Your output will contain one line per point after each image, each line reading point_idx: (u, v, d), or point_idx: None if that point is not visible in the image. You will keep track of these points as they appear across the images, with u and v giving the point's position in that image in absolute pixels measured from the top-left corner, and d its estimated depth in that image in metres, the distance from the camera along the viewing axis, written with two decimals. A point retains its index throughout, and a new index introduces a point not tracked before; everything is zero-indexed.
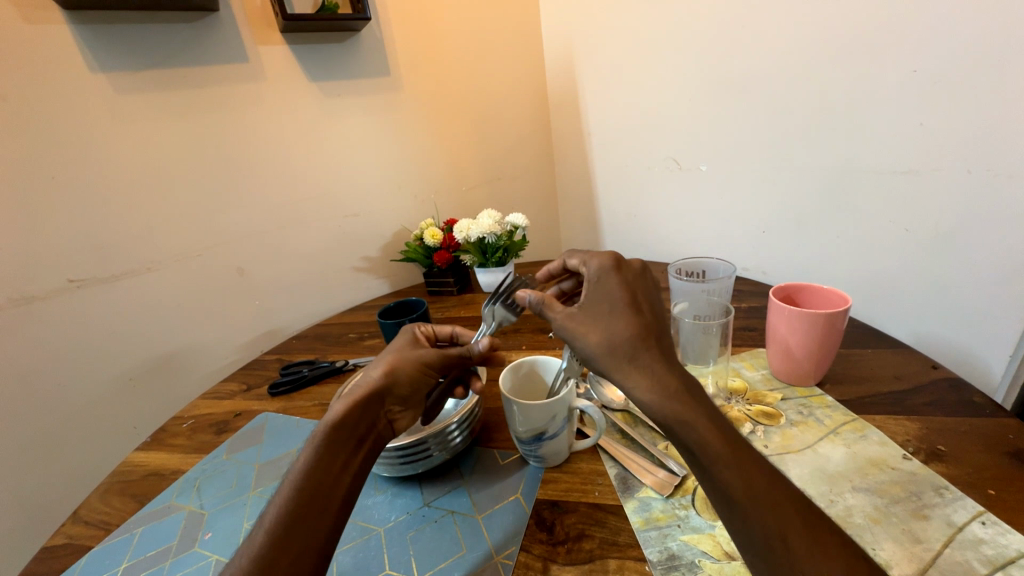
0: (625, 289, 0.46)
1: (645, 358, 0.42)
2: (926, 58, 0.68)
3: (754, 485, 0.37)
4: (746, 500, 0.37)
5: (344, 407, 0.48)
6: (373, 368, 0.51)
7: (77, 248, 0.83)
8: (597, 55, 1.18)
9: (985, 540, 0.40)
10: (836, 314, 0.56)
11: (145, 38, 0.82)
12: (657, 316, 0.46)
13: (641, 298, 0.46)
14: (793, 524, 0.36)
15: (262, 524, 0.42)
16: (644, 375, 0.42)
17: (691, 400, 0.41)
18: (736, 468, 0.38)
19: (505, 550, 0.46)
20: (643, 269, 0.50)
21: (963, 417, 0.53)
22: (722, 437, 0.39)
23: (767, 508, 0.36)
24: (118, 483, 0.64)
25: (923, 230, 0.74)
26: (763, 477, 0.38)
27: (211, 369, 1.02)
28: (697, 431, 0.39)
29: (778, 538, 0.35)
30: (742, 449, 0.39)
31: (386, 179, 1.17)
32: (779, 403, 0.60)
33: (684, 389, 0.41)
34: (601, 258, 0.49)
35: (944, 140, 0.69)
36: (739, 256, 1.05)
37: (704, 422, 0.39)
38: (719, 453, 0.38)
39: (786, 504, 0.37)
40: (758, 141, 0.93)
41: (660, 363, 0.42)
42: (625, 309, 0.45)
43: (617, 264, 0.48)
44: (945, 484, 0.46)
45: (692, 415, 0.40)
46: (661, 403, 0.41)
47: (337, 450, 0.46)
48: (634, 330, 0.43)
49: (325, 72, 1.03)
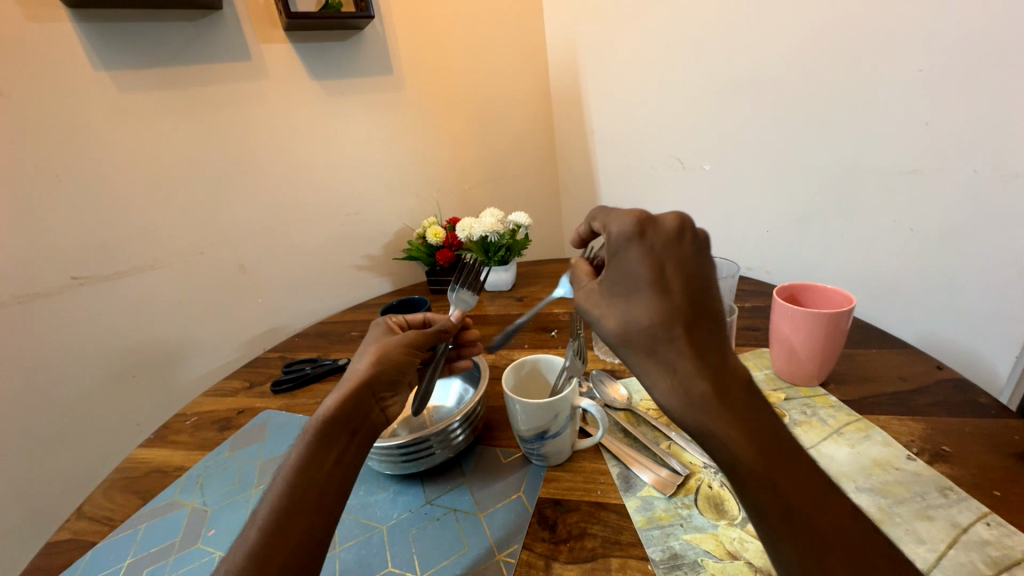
0: (650, 263, 0.37)
1: (670, 355, 0.35)
2: (933, 57, 0.67)
3: (788, 506, 0.32)
4: (781, 521, 0.31)
5: (336, 401, 0.49)
6: (358, 362, 0.53)
7: (81, 246, 0.83)
8: (601, 54, 1.17)
9: (990, 541, 0.40)
10: (840, 314, 0.55)
11: (149, 37, 0.82)
12: (699, 295, 0.37)
13: (670, 272, 0.37)
14: (831, 550, 0.30)
15: (255, 520, 0.42)
16: (664, 375, 0.35)
17: (722, 406, 0.33)
18: (769, 485, 0.32)
19: (507, 548, 0.46)
20: (682, 226, 0.38)
21: (968, 418, 0.53)
22: (755, 448, 0.32)
23: (803, 531, 0.31)
24: (122, 479, 0.64)
25: (928, 230, 0.74)
26: (805, 499, 0.32)
27: (214, 366, 1.03)
28: (725, 444, 0.33)
29: (814, 565, 0.30)
30: (780, 463, 0.32)
31: (389, 177, 1.17)
32: (782, 403, 0.60)
33: (715, 391, 0.34)
34: (620, 221, 0.38)
35: (950, 140, 0.69)
36: (742, 256, 1.05)
37: (731, 429, 0.33)
38: (751, 469, 0.32)
39: (826, 526, 0.31)
40: (761, 140, 0.93)
41: (688, 357, 0.35)
42: (646, 291, 0.36)
43: (641, 228, 0.37)
44: (950, 485, 0.45)
45: (718, 422, 0.33)
46: (682, 408, 0.34)
47: (330, 442, 0.46)
48: (654, 318, 0.36)
49: (328, 70, 1.03)
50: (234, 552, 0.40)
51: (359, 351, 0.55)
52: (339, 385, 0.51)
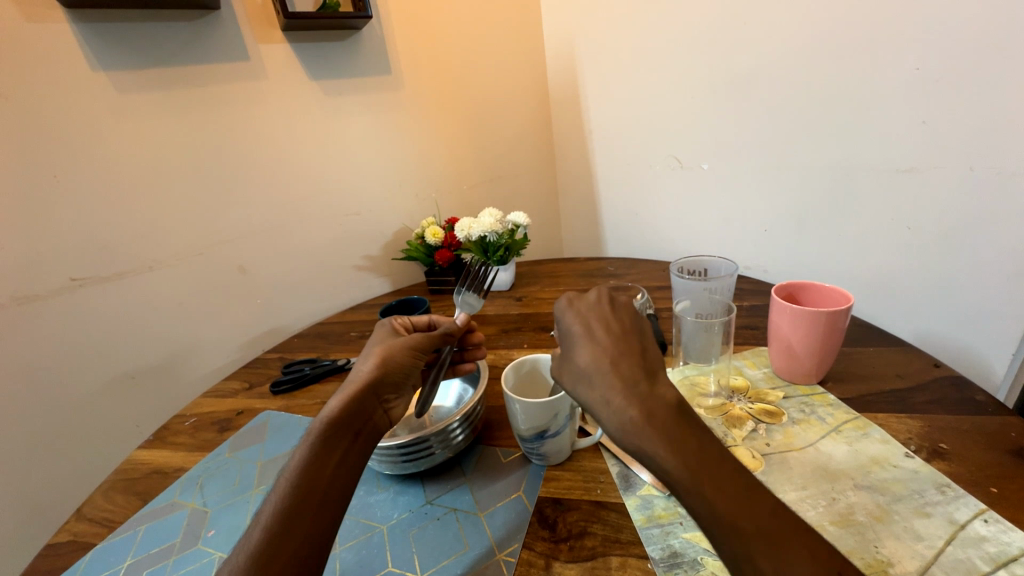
0: (578, 321, 0.43)
1: (602, 386, 0.39)
2: (930, 56, 0.68)
3: (714, 509, 0.33)
4: (713, 525, 0.33)
5: (340, 402, 0.49)
6: (362, 363, 0.53)
7: (79, 247, 0.83)
8: (599, 54, 1.18)
9: (987, 537, 0.40)
10: (838, 313, 0.56)
11: (146, 37, 0.82)
12: (623, 338, 0.42)
13: (595, 324, 0.43)
14: (757, 548, 0.32)
15: (258, 521, 0.42)
16: (605, 407, 0.38)
17: (650, 422, 0.36)
18: (696, 492, 0.34)
19: (507, 547, 0.46)
20: (603, 296, 0.45)
21: (965, 415, 0.53)
22: (678, 459, 0.35)
23: (731, 532, 0.32)
24: (121, 481, 0.64)
25: (926, 228, 0.74)
26: (728, 497, 0.33)
27: (214, 367, 1.03)
28: (655, 454, 0.35)
29: (745, 562, 0.32)
30: (705, 467, 0.35)
31: (387, 177, 1.17)
32: (781, 401, 0.60)
33: (643, 412, 0.37)
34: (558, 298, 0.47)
35: (947, 139, 0.69)
36: (740, 255, 1.06)
37: (657, 444, 0.36)
38: (680, 476, 0.34)
39: (750, 524, 0.32)
40: (760, 140, 0.93)
41: (618, 389, 0.38)
42: (578, 339, 0.42)
43: (570, 300, 0.45)
44: (947, 482, 0.46)
45: (645, 440, 0.36)
46: (621, 434, 0.37)
47: (334, 444, 0.46)
48: (587, 360, 0.40)
49: (326, 70, 1.03)
50: (235, 553, 0.40)
51: (362, 353, 0.55)
52: (343, 386, 0.51)
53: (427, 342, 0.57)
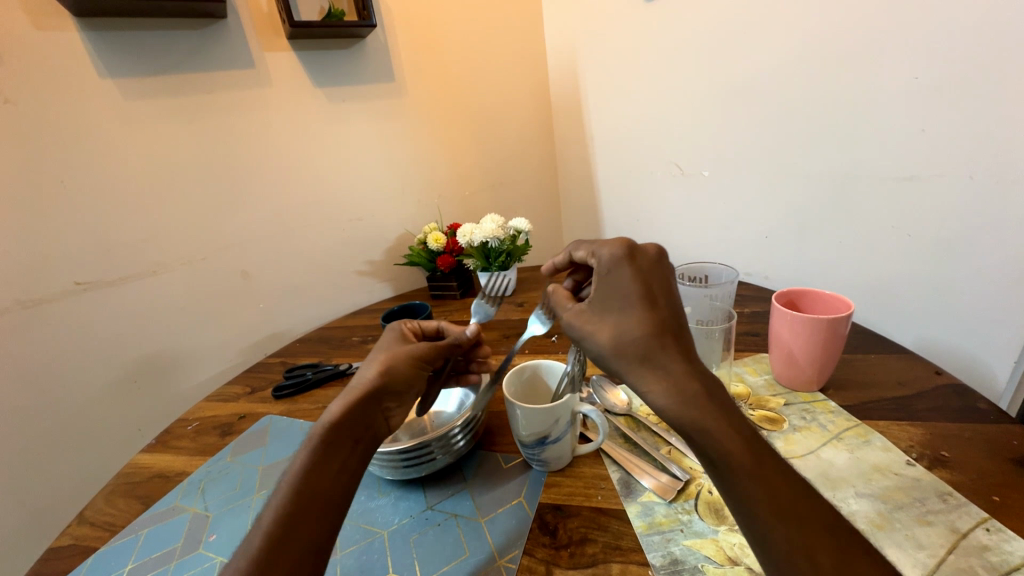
0: (639, 279, 0.43)
1: (662, 359, 0.41)
2: (928, 65, 0.68)
3: (778, 499, 0.36)
4: (772, 516, 0.35)
5: (341, 407, 0.49)
6: (366, 369, 0.53)
7: (84, 251, 0.83)
8: (600, 62, 1.19)
9: (990, 547, 0.40)
10: (838, 320, 0.56)
11: (154, 45, 0.83)
12: (676, 310, 0.44)
13: (654, 291, 0.43)
14: (819, 543, 0.34)
15: (260, 525, 0.42)
16: (662, 380, 0.40)
17: (710, 406, 0.39)
18: (758, 481, 0.36)
19: (507, 553, 0.46)
20: (658, 253, 0.46)
21: (966, 423, 0.53)
22: (745, 445, 0.37)
23: (791, 522, 0.35)
24: (123, 485, 0.65)
25: (927, 235, 0.74)
26: (788, 490, 0.36)
27: (216, 371, 1.03)
28: (717, 439, 0.38)
29: (802, 553, 0.34)
30: (765, 458, 0.38)
31: (390, 183, 1.18)
32: (782, 408, 0.60)
33: (705, 391, 0.40)
34: (611, 247, 0.45)
35: (947, 147, 0.69)
36: (741, 261, 1.06)
37: (723, 428, 0.38)
38: (741, 462, 0.37)
39: (812, 522, 0.35)
40: (760, 147, 0.93)
41: (678, 362, 0.40)
42: (637, 304, 0.43)
43: (629, 253, 0.45)
44: (948, 490, 0.45)
45: (710, 420, 0.38)
46: (678, 408, 0.39)
47: (333, 451, 0.47)
48: (648, 328, 0.41)
49: (330, 78, 1.04)
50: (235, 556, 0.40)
51: (365, 360, 0.55)
52: (344, 392, 0.51)
53: (429, 350, 0.56)
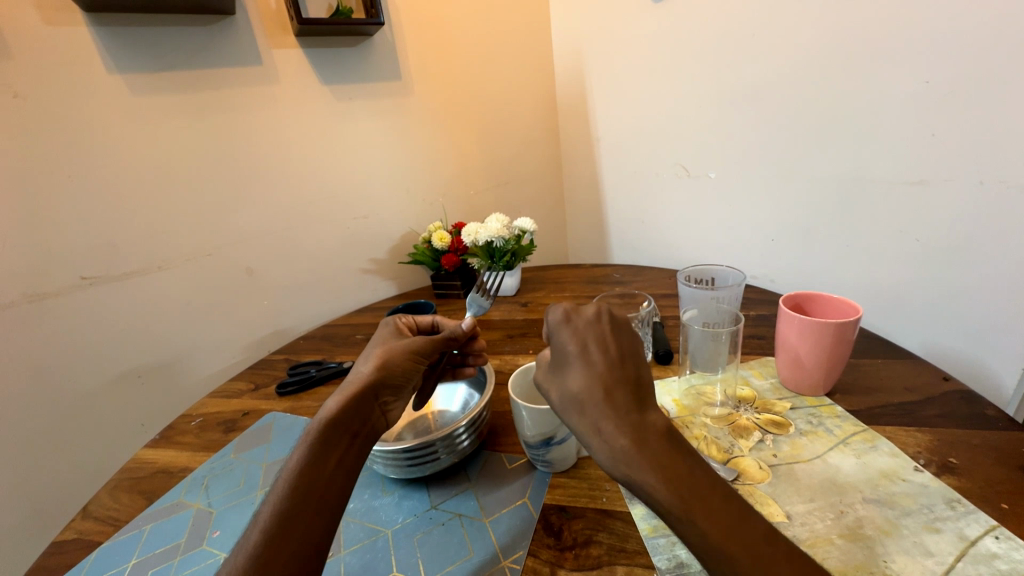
0: (577, 342, 0.40)
1: (594, 415, 0.38)
2: (939, 70, 0.68)
3: (713, 544, 0.33)
4: (713, 562, 0.33)
5: (338, 403, 0.49)
6: (363, 365, 0.53)
7: (89, 246, 0.83)
8: (607, 62, 1.19)
9: (998, 554, 0.40)
10: (846, 325, 0.55)
11: (163, 41, 0.84)
12: (616, 364, 0.40)
13: (591, 347, 0.40)
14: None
15: (257, 521, 0.42)
16: (597, 438, 0.37)
17: (642, 449, 0.36)
18: (693, 525, 0.33)
19: (511, 554, 0.46)
20: (601, 312, 0.43)
21: (974, 429, 0.53)
22: (670, 490, 0.34)
23: (728, 567, 0.32)
24: (127, 480, 0.65)
25: (935, 240, 0.74)
26: (724, 531, 0.33)
27: (219, 367, 1.03)
28: (647, 487, 0.35)
29: None
30: (700, 499, 0.34)
31: (396, 181, 1.18)
32: (788, 412, 0.60)
33: (634, 441, 0.36)
34: (552, 310, 0.43)
35: (957, 152, 0.69)
36: (747, 264, 1.06)
37: (649, 476, 0.35)
38: (673, 508, 0.34)
39: (747, 558, 0.32)
40: (767, 150, 0.93)
41: (610, 416, 0.37)
42: (572, 361, 0.40)
43: (568, 315, 0.42)
44: (957, 497, 0.45)
45: (636, 470, 0.35)
46: (613, 464, 0.36)
47: (331, 446, 0.47)
48: (581, 384, 0.39)
49: (338, 76, 1.04)
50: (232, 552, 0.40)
51: (361, 356, 0.55)
52: (340, 388, 0.51)
53: (425, 343, 0.57)
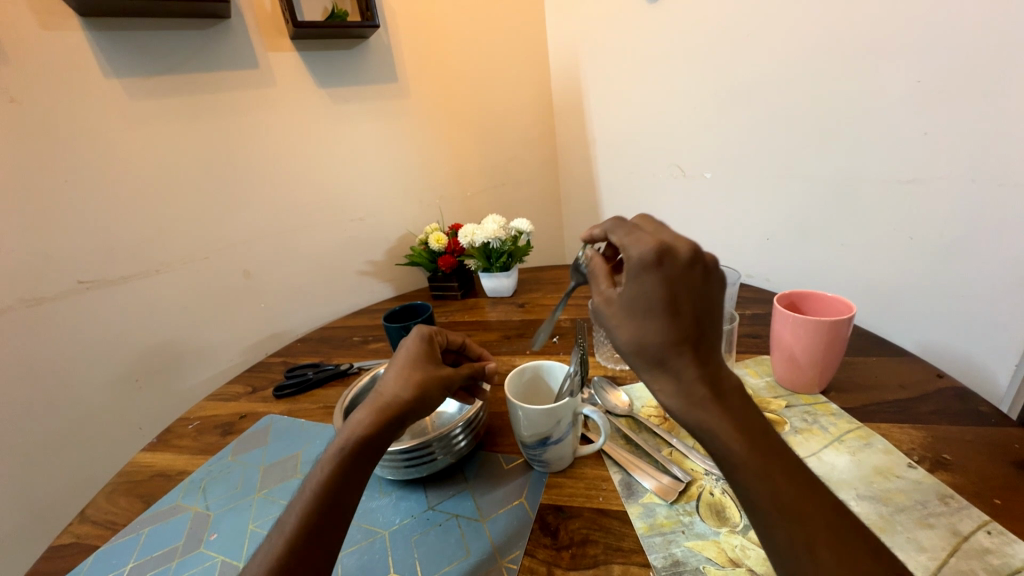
0: (667, 281, 0.36)
1: (677, 365, 0.37)
2: (930, 70, 0.68)
3: (781, 496, 0.34)
4: (775, 512, 0.34)
5: (370, 422, 0.48)
6: (398, 387, 0.51)
7: (87, 250, 0.83)
8: (602, 63, 1.19)
9: (992, 549, 0.40)
10: (840, 322, 0.56)
11: (159, 45, 0.84)
12: (703, 318, 0.37)
13: (682, 301, 0.37)
14: (819, 536, 0.33)
15: (282, 530, 0.42)
16: (669, 382, 0.38)
17: (720, 406, 0.37)
18: (767, 478, 0.35)
19: (509, 553, 0.46)
20: (696, 256, 0.37)
21: (967, 426, 0.53)
22: (748, 444, 0.35)
23: (794, 520, 0.34)
24: (125, 483, 0.65)
25: (928, 239, 0.75)
26: (791, 484, 0.35)
27: (216, 370, 1.03)
28: (721, 438, 0.36)
29: (804, 548, 0.33)
30: (770, 453, 0.36)
31: (392, 184, 1.18)
32: (783, 410, 0.60)
33: (714, 394, 0.37)
34: (640, 247, 0.37)
35: (949, 150, 0.69)
36: (742, 263, 1.06)
37: (728, 429, 0.36)
38: (744, 458, 0.35)
39: (814, 515, 0.34)
40: (761, 149, 0.94)
41: (693, 369, 0.37)
42: (658, 313, 0.37)
43: (659, 256, 0.37)
44: (950, 493, 0.45)
45: (717, 421, 0.36)
46: (684, 410, 0.37)
47: (360, 463, 0.46)
48: (666, 337, 0.37)
49: (333, 78, 1.04)
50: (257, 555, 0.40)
51: (397, 373, 0.52)
52: (374, 403, 0.50)
53: (459, 376, 0.56)
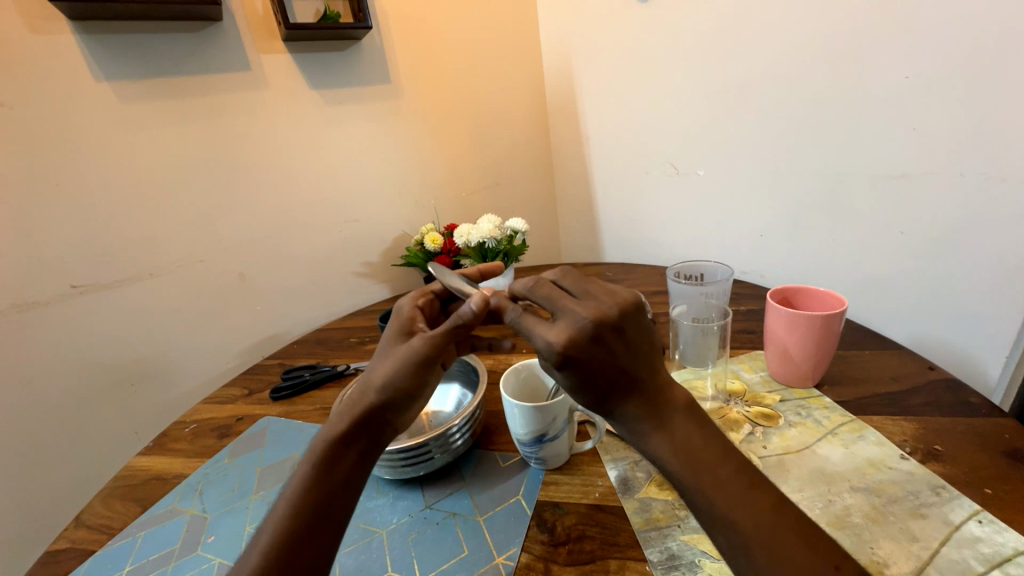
0: (565, 333, 0.38)
1: (614, 407, 0.40)
2: (919, 64, 0.69)
3: (717, 504, 0.36)
4: (716, 521, 0.36)
5: (348, 419, 0.46)
6: (377, 376, 0.47)
7: (80, 254, 0.83)
8: (595, 63, 1.20)
9: (982, 538, 0.40)
10: (832, 317, 0.56)
11: (150, 47, 0.83)
12: (622, 369, 0.39)
13: (594, 365, 0.38)
14: (752, 536, 0.34)
15: (260, 538, 0.41)
16: (620, 424, 0.40)
17: (657, 432, 0.38)
18: (702, 489, 0.36)
19: (506, 551, 0.46)
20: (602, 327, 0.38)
21: (959, 417, 0.54)
22: (682, 463, 0.37)
23: (727, 523, 0.35)
24: (121, 487, 0.64)
25: (919, 232, 0.75)
26: (727, 496, 0.36)
27: (212, 374, 1.03)
28: (661, 457, 0.38)
29: (742, 550, 0.34)
30: (702, 468, 0.37)
31: (387, 184, 1.18)
32: (778, 404, 0.60)
33: (651, 427, 0.38)
34: (559, 322, 0.39)
35: (939, 145, 0.70)
36: (737, 260, 1.06)
37: (668, 451, 0.38)
38: (680, 475, 0.37)
39: (744, 517, 0.35)
40: (753, 146, 0.94)
41: (629, 408, 0.39)
42: (579, 374, 0.39)
43: (571, 331, 0.38)
44: (942, 483, 0.46)
45: (656, 449, 0.38)
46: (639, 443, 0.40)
47: (340, 460, 0.44)
48: (589, 387, 0.39)
49: (326, 79, 1.04)
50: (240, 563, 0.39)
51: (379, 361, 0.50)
52: (356, 399, 0.47)
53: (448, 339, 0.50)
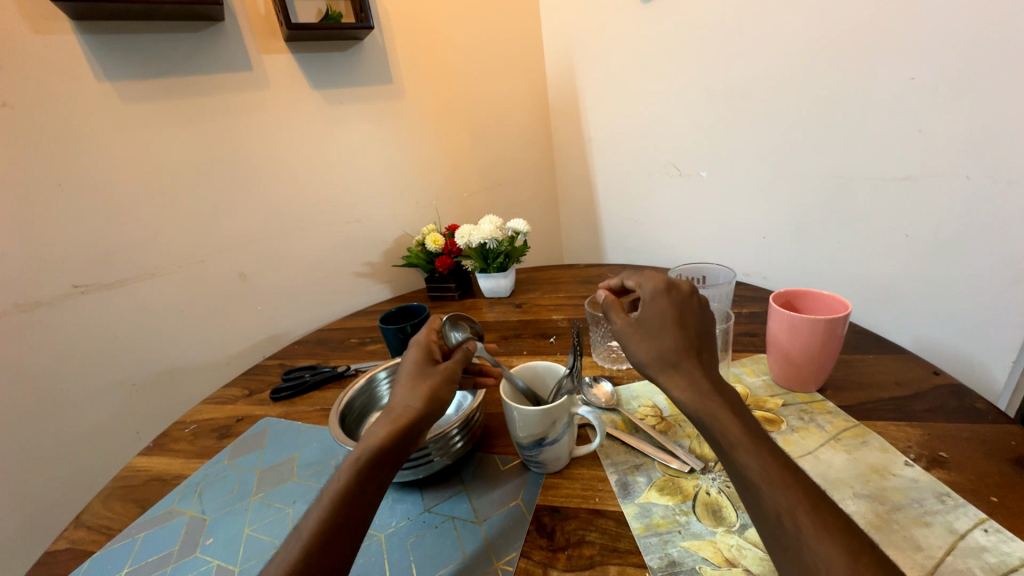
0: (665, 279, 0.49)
1: (687, 365, 0.44)
2: (924, 67, 0.68)
3: (767, 469, 0.37)
4: (764, 484, 0.37)
5: (387, 432, 0.47)
6: (410, 399, 0.50)
7: (82, 254, 0.83)
8: (597, 63, 1.19)
9: (988, 547, 0.40)
10: (836, 320, 0.56)
11: (152, 47, 0.83)
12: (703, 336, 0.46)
13: (680, 322, 0.46)
14: (800, 504, 0.35)
15: (298, 537, 0.41)
16: (682, 380, 0.43)
17: (722, 401, 0.42)
18: (757, 454, 0.38)
19: (505, 555, 0.46)
20: (693, 294, 0.49)
21: (965, 423, 0.53)
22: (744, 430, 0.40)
23: (778, 486, 0.36)
24: (120, 488, 0.64)
25: (924, 235, 0.75)
26: (779, 465, 0.38)
27: (213, 373, 1.03)
28: (723, 424, 0.40)
29: (787, 513, 0.35)
30: (763, 442, 0.39)
31: (388, 185, 1.18)
32: (780, 409, 0.60)
33: (716, 390, 0.42)
34: (652, 281, 0.49)
35: (944, 148, 0.69)
36: (739, 262, 1.06)
37: (728, 416, 0.41)
38: (739, 440, 0.39)
39: (794, 486, 0.36)
40: (756, 148, 0.94)
41: (700, 371, 0.43)
42: (666, 328, 0.45)
43: (667, 287, 0.48)
44: (947, 491, 0.45)
45: (720, 412, 0.41)
46: (695, 403, 0.42)
47: (377, 471, 0.45)
48: (677, 342, 0.45)
49: (328, 80, 1.04)
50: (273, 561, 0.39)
51: (413, 375, 0.52)
52: (391, 416, 0.49)
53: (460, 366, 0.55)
